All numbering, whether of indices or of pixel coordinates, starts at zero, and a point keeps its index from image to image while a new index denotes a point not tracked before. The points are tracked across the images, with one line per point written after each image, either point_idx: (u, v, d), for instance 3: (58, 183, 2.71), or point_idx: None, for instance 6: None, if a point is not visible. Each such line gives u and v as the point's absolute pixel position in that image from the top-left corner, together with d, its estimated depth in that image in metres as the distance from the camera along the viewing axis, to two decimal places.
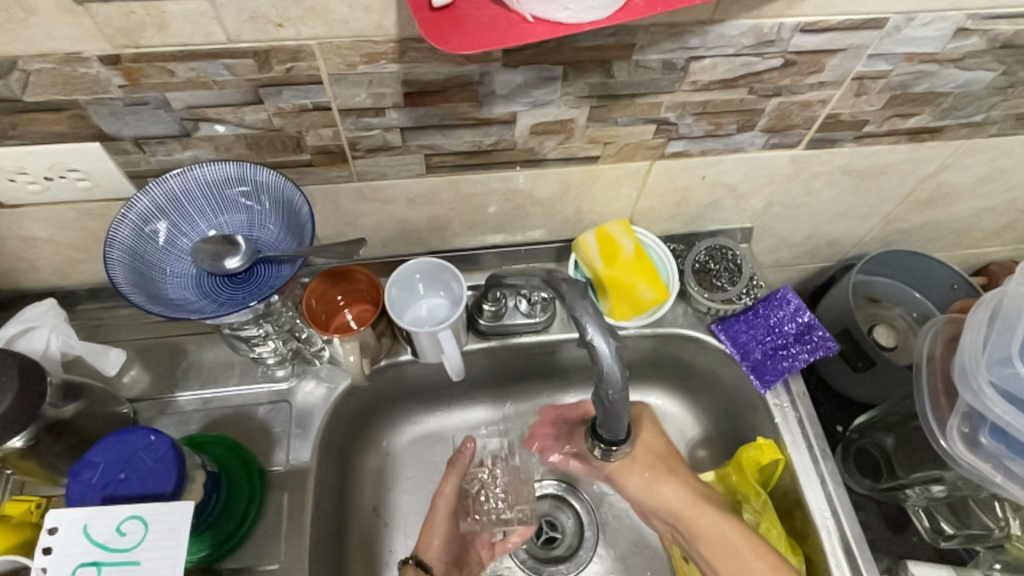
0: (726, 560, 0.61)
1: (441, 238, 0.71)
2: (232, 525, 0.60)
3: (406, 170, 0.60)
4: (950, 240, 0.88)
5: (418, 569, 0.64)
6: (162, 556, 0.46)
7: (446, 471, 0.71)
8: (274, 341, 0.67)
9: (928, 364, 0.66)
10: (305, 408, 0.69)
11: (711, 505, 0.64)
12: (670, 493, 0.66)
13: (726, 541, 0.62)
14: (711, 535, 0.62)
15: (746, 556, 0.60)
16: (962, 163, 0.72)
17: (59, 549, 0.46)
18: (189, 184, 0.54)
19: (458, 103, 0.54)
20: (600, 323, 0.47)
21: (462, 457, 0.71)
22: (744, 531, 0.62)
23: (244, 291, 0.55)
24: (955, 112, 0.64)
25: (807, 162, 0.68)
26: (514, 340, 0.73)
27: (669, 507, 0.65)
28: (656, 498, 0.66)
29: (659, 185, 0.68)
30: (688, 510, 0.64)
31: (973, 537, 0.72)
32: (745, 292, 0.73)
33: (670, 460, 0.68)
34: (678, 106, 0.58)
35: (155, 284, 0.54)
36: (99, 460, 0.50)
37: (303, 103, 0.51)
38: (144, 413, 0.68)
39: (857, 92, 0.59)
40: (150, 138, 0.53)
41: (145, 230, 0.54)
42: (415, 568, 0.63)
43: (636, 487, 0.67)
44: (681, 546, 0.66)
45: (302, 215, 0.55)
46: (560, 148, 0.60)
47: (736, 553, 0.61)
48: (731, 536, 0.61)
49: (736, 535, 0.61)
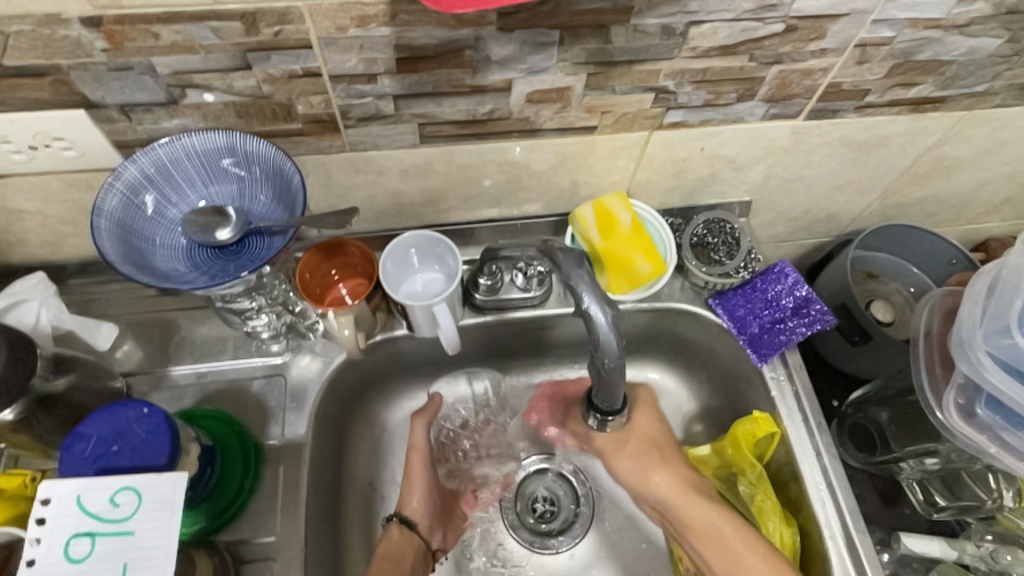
0: (717, 551, 0.59)
1: (436, 211, 0.70)
2: (227, 498, 0.60)
3: (399, 140, 0.59)
4: (950, 215, 0.87)
5: (402, 527, 0.66)
6: (157, 527, 0.46)
7: (413, 422, 0.71)
8: (267, 314, 0.66)
9: (925, 338, 0.66)
10: (300, 383, 0.68)
11: (700, 496, 0.62)
12: (663, 481, 0.64)
13: (717, 529, 0.60)
14: (700, 523, 0.61)
15: (737, 545, 0.58)
16: (963, 134, 0.71)
17: (52, 520, 0.46)
18: (178, 152, 0.53)
19: (451, 69, 0.52)
20: (596, 291, 0.47)
21: (430, 408, 0.71)
22: (733, 520, 0.60)
23: (236, 263, 0.54)
24: (959, 81, 0.63)
25: (807, 133, 0.67)
26: (510, 315, 0.72)
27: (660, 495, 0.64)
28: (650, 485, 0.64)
29: (657, 156, 0.67)
30: (678, 498, 0.63)
31: (964, 509, 0.73)
32: (742, 266, 0.73)
33: (666, 451, 0.66)
34: (677, 74, 0.57)
35: (145, 255, 0.53)
36: (92, 433, 0.50)
37: (293, 68, 0.50)
38: (137, 387, 0.68)
39: (860, 60, 0.58)
40: (136, 105, 0.51)
41: (133, 200, 0.53)
42: (399, 526, 0.66)
43: (630, 475, 0.66)
44: (676, 538, 0.65)
45: (293, 184, 0.54)
46: (556, 117, 0.59)
47: (726, 541, 0.59)
48: (722, 525, 0.60)
49: (726, 526, 0.60)
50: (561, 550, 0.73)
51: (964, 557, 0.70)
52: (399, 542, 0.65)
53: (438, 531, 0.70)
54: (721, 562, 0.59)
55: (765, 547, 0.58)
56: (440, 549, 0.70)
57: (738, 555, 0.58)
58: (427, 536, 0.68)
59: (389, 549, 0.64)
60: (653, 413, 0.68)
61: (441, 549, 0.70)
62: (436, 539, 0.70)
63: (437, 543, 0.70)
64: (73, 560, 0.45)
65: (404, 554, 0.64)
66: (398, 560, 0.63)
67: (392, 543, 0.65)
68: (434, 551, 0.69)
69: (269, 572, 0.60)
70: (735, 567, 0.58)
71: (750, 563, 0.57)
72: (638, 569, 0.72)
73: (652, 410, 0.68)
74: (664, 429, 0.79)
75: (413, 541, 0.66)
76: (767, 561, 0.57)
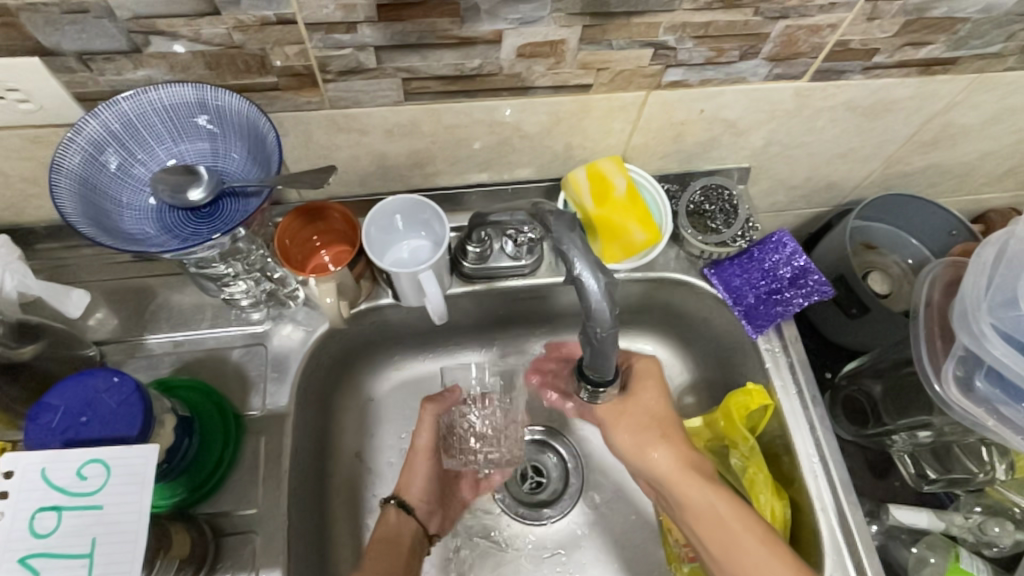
0: (714, 534, 0.58)
1: (423, 174, 0.67)
2: (206, 470, 0.58)
3: (382, 97, 0.56)
4: (952, 184, 0.85)
5: (400, 510, 0.65)
6: (127, 500, 0.44)
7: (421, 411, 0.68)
8: (245, 282, 0.63)
9: (925, 309, 0.64)
10: (281, 352, 0.66)
11: (699, 475, 0.60)
12: (662, 458, 0.61)
13: (719, 515, 0.58)
14: (697, 506, 0.59)
15: (733, 528, 0.57)
16: (972, 100, 0.68)
17: (16, 494, 0.43)
18: (144, 107, 0.49)
19: (437, 18, 0.49)
20: (588, 257, 0.44)
21: (446, 399, 0.70)
22: (732, 502, 0.58)
23: (209, 226, 0.51)
24: (972, 41, 0.60)
25: (811, 95, 0.64)
26: (500, 284, 0.70)
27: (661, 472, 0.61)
28: (651, 459, 0.62)
29: (654, 119, 0.64)
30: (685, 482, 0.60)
31: (954, 482, 0.73)
32: (740, 235, 0.70)
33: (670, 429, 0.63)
34: (678, 28, 0.53)
35: (110, 216, 0.50)
36: (58, 403, 0.47)
37: (265, 15, 0.46)
38: (112, 356, 0.65)
39: (870, 16, 0.55)
40: (95, 53, 0.48)
41: (96, 157, 0.49)
42: (397, 509, 0.65)
43: (628, 447, 0.63)
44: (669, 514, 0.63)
45: (268, 142, 0.51)
46: (549, 74, 0.56)
47: (726, 525, 0.58)
48: (725, 515, 0.58)
49: (724, 508, 0.58)
50: (550, 521, 0.72)
51: (951, 528, 0.70)
52: (393, 525, 0.65)
53: (436, 515, 0.69)
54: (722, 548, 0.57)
55: (762, 533, 0.57)
56: (437, 533, 0.68)
57: (737, 541, 0.57)
58: (425, 520, 0.67)
59: (385, 533, 0.64)
60: (658, 387, 0.64)
61: (439, 534, 0.69)
62: (433, 523, 0.68)
63: (434, 527, 0.68)
64: (38, 534, 0.43)
65: (401, 537, 0.64)
66: (395, 543, 0.63)
67: (389, 526, 0.64)
68: (432, 535, 0.68)
69: (250, 545, 0.58)
70: (734, 552, 0.57)
71: (750, 552, 0.56)
72: (625, 541, 0.71)
73: (657, 381, 0.65)
74: None
75: (410, 525, 0.65)
76: (764, 544, 0.56)
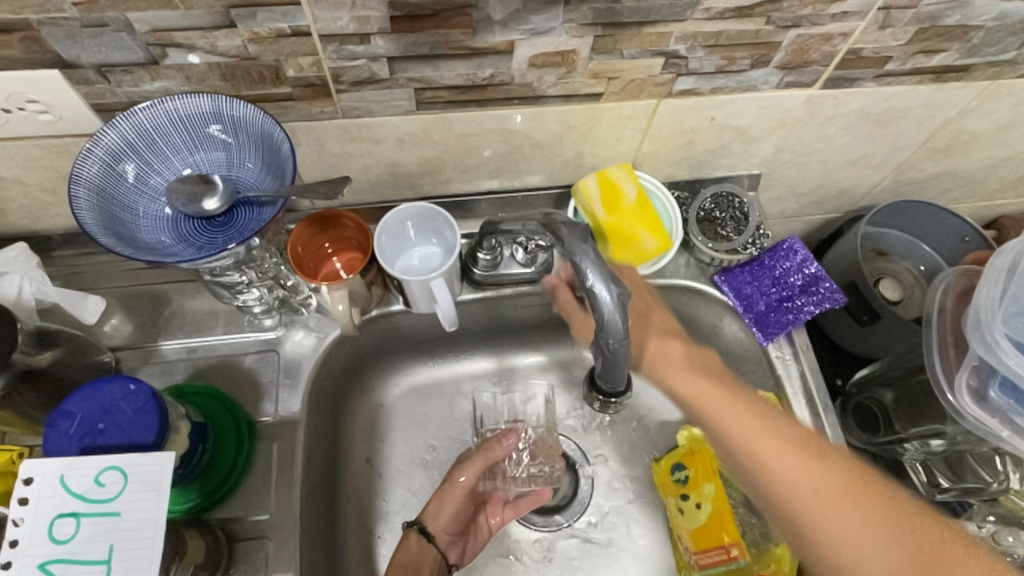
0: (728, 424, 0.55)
1: (434, 181, 0.67)
2: (220, 476, 0.59)
3: (395, 107, 0.56)
4: (964, 190, 0.84)
5: (421, 537, 0.65)
6: (144, 507, 0.45)
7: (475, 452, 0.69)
8: (258, 289, 0.63)
9: (938, 316, 0.64)
10: (294, 359, 0.66)
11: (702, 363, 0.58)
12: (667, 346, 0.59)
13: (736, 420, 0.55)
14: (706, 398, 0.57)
15: (746, 423, 0.55)
16: (986, 106, 0.68)
17: (35, 499, 0.44)
18: (160, 118, 0.50)
19: (450, 29, 0.49)
20: (601, 268, 0.45)
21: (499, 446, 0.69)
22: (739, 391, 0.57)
23: (224, 235, 0.52)
24: (985, 48, 0.59)
25: (822, 102, 0.64)
26: (509, 291, 0.70)
27: (673, 390, 0.58)
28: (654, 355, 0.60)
29: (665, 127, 0.65)
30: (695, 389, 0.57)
31: (967, 491, 0.72)
32: (751, 242, 0.71)
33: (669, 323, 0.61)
34: (689, 37, 0.53)
35: (128, 226, 0.50)
36: (76, 410, 0.48)
37: (280, 27, 0.47)
38: (126, 362, 0.66)
39: (883, 24, 0.55)
40: (113, 65, 0.48)
41: (113, 168, 0.50)
42: (418, 535, 0.65)
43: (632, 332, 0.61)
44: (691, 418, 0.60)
45: (282, 152, 0.51)
46: (561, 83, 0.56)
47: (744, 436, 0.54)
48: (735, 414, 0.55)
49: (734, 396, 0.56)
50: (560, 527, 0.72)
51: None
52: (414, 550, 0.64)
53: (457, 545, 0.68)
54: (740, 454, 0.54)
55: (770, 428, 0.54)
56: (456, 563, 0.68)
57: (755, 444, 0.53)
58: (446, 550, 0.67)
59: (404, 559, 0.63)
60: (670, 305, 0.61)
61: (457, 563, 0.68)
62: (454, 552, 0.68)
63: (453, 557, 0.67)
64: (56, 541, 0.43)
65: (419, 567, 0.63)
66: (413, 571, 0.63)
67: (409, 553, 0.64)
68: (451, 565, 0.67)
69: (264, 551, 0.58)
70: (752, 442, 0.54)
71: (769, 454, 0.53)
72: (636, 549, 0.71)
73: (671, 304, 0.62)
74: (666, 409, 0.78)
75: (429, 554, 0.65)
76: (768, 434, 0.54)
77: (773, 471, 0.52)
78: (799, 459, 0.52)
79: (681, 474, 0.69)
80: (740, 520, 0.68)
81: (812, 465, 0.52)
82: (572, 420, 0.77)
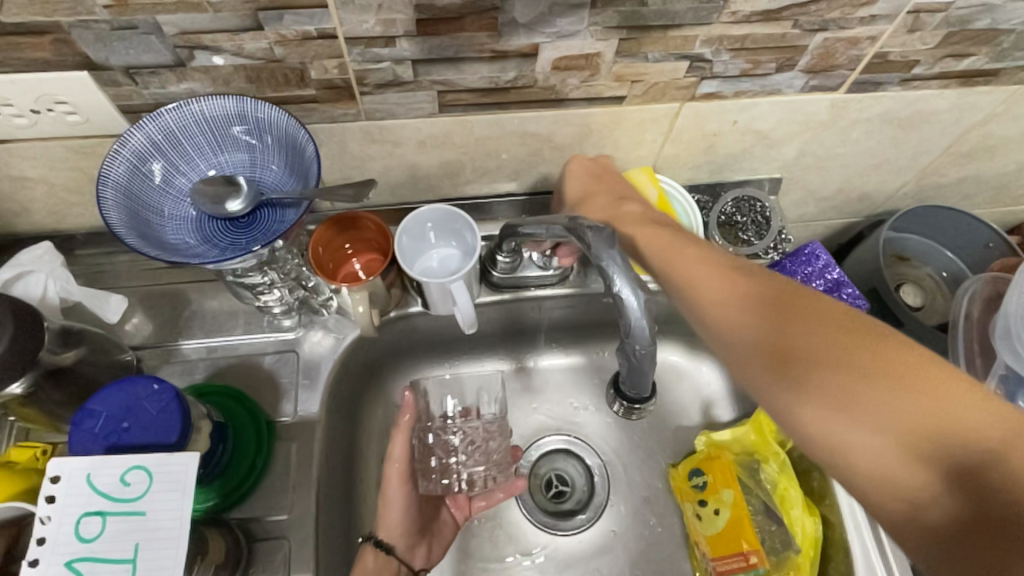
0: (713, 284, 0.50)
1: (453, 183, 0.68)
2: (238, 474, 0.59)
3: (417, 109, 0.56)
4: (988, 196, 0.83)
5: (377, 551, 0.60)
6: (169, 507, 0.45)
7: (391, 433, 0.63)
8: (279, 290, 0.64)
9: (964, 323, 0.64)
10: (313, 359, 0.67)
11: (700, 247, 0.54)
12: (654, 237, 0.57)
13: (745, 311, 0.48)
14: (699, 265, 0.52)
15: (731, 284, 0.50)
16: (1013, 110, 0.67)
17: (62, 499, 0.44)
18: (186, 119, 0.50)
19: (475, 32, 0.49)
20: (628, 274, 0.45)
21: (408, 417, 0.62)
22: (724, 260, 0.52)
23: (247, 236, 0.52)
24: (1015, 52, 0.58)
25: (847, 107, 0.63)
26: (527, 294, 0.70)
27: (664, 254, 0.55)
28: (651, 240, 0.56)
29: (687, 130, 0.64)
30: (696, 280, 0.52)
31: None
32: (772, 247, 0.70)
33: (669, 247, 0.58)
34: (714, 41, 0.53)
35: (153, 227, 0.51)
36: (101, 409, 0.49)
37: (307, 30, 0.47)
38: (148, 361, 0.66)
39: (911, 28, 0.54)
40: (141, 67, 0.49)
41: (139, 169, 0.50)
42: (373, 550, 0.60)
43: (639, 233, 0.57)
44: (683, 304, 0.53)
45: (306, 154, 0.51)
46: (583, 86, 0.56)
47: (743, 323, 0.47)
48: (746, 299, 0.48)
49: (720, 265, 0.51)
50: (577, 531, 0.72)
51: None
52: (374, 568, 0.59)
53: (420, 547, 0.64)
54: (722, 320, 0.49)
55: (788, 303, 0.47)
56: (425, 567, 0.64)
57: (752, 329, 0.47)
58: (407, 557, 0.63)
59: None
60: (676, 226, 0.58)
61: (427, 566, 0.65)
62: (419, 557, 0.64)
63: (420, 561, 0.64)
64: (83, 539, 0.44)
65: None
66: None
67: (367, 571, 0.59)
68: (418, 570, 0.64)
69: (282, 551, 0.59)
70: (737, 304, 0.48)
71: (771, 338, 0.46)
72: (652, 554, 0.71)
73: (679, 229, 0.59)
74: (683, 413, 0.78)
75: (389, 566, 0.60)
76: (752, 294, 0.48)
77: (780, 364, 0.44)
78: (825, 347, 0.44)
79: (698, 480, 0.68)
80: (758, 527, 0.65)
81: (845, 351, 0.43)
82: (588, 424, 0.77)
